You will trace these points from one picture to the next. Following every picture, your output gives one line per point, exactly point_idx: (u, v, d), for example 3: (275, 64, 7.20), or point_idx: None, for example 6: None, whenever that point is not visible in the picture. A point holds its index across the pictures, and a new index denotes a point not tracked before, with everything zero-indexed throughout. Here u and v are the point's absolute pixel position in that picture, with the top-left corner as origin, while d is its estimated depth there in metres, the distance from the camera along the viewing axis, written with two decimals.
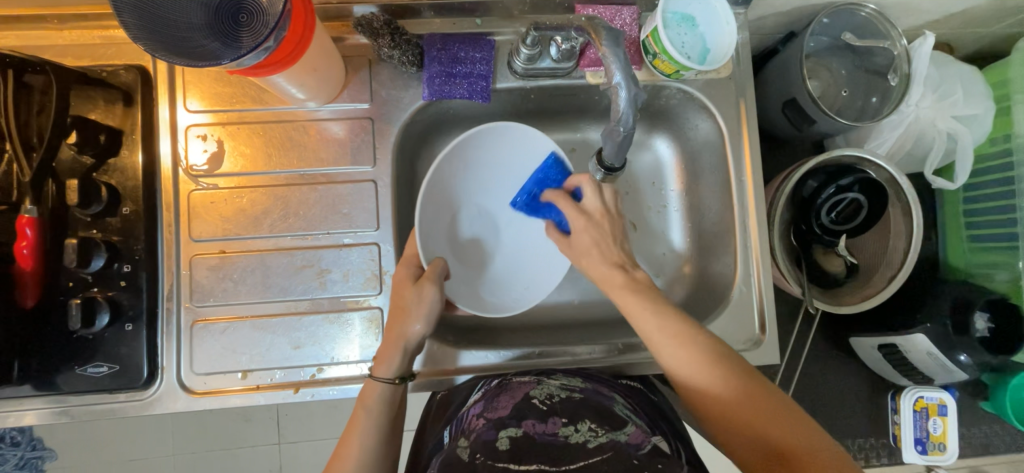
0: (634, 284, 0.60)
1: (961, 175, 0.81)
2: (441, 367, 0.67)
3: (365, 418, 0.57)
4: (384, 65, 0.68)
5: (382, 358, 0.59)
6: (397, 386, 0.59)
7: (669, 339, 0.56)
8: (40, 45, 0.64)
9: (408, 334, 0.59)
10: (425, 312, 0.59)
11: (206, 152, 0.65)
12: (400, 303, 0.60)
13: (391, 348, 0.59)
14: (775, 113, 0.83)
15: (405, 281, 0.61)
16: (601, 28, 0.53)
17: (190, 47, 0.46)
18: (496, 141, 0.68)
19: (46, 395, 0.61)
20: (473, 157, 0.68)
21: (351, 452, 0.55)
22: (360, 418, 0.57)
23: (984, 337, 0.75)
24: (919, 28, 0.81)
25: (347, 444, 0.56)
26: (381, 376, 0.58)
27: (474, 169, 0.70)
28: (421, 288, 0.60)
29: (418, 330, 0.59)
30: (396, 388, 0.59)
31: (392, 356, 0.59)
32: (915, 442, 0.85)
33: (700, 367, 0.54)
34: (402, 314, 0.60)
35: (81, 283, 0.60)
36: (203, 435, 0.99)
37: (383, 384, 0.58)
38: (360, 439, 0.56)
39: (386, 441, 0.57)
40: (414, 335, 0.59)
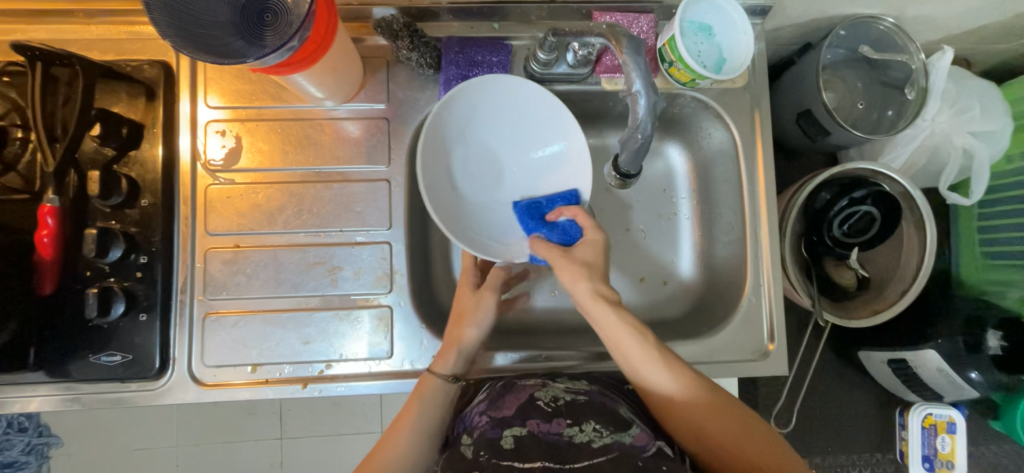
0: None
1: (976, 191, 0.80)
2: (455, 369, 0.67)
3: (420, 408, 0.58)
4: (401, 66, 0.68)
5: (442, 357, 0.60)
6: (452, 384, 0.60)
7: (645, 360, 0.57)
8: (68, 38, 0.66)
9: (465, 338, 0.62)
10: (481, 318, 0.63)
11: (224, 147, 0.66)
12: (460, 309, 0.64)
13: (449, 349, 0.61)
14: (789, 124, 0.82)
15: (467, 287, 0.66)
16: (622, 36, 0.54)
17: (215, 44, 0.47)
18: (510, 96, 0.65)
19: (59, 382, 0.62)
20: (479, 105, 0.65)
21: (404, 444, 0.55)
22: (414, 406, 0.58)
23: (997, 355, 0.74)
24: (937, 42, 0.81)
25: (396, 435, 0.56)
26: (441, 373, 0.60)
27: (479, 121, 0.67)
28: (479, 297, 0.65)
29: (475, 337, 0.62)
30: (451, 386, 0.60)
31: (449, 356, 0.61)
32: (923, 459, 0.83)
33: (671, 383, 0.56)
34: (459, 318, 0.63)
35: (99, 273, 0.61)
36: (208, 427, 1.00)
37: (439, 381, 0.59)
38: (412, 430, 0.56)
39: (438, 434, 0.58)
40: (469, 340, 0.62)
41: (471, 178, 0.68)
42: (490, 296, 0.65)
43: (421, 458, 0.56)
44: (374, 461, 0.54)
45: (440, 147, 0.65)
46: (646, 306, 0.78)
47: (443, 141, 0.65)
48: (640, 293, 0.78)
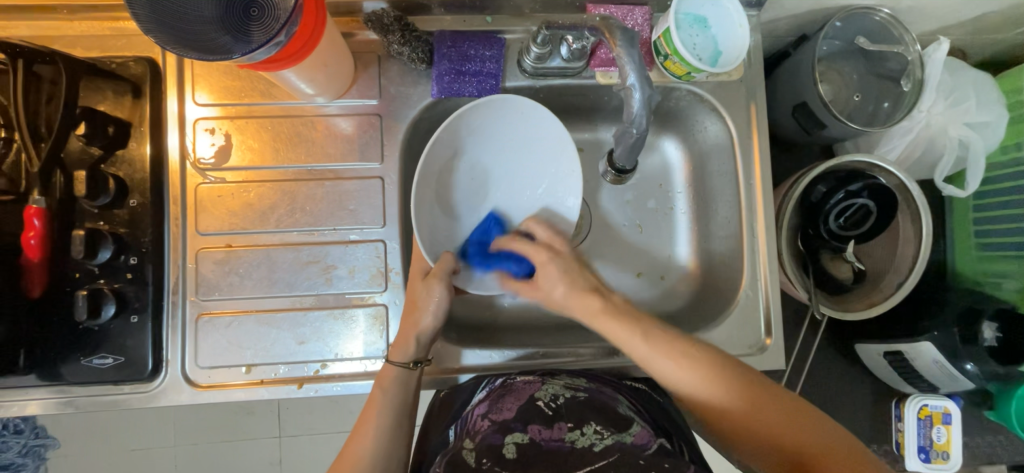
0: (614, 309, 0.59)
1: (972, 181, 0.80)
2: (449, 366, 0.67)
3: (381, 401, 0.58)
4: (393, 61, 0.67)
5: (398, 345, 0.60)
6: (411, 371, 0.61)
7: (663, 359, 0.56)
8: (51, 35, 0.64)
9: (420, 326, 0.61)
10: (436, 306, 0.61)
11: (214, 145, 0.65)
12: (412, 298, 0.61)
13: (406, 337, 0.60)
14: (785, 117, 0.82)
15: (417, 274, 0.63)
16: (616, 28, 0.53)
17: (200, 40, 0.46)
18: (530, 125, 0.67)
19: (51, 386, 0.61)
20: (495, 126, 0.67)
21: (365, 440, 0.57)
22: (375, 400, 0.59)
23: (993, 345, 0.75)
24: (933, 33, 0.80)
25: (363, 430, 0.58)
26: (397, 361, 0.60)
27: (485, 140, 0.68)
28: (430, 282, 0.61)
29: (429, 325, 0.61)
30: (410, 372, 0.60)
31: (408, 344, 0.60)
32: (918, 450, 0.84)
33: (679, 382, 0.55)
34: (414, 308, 0.61)
35: (88, 275, 0.60)
36: (205, 428, 0.99)
37: (397, 369, 0.60)
38: (374, 426, 0.57)
39: (400, 426, 0.59)
40: (426, 328, 0.61)
41: (464, 193, 0.70)
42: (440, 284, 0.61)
43: (381, 452, 0.57)
44: (344, 462, 0.56)
45: (445, 157, 0.66)
46: (643, 300, 0.78)
47: (452, 150, 0.67)
48: (637, 288, 0.78)
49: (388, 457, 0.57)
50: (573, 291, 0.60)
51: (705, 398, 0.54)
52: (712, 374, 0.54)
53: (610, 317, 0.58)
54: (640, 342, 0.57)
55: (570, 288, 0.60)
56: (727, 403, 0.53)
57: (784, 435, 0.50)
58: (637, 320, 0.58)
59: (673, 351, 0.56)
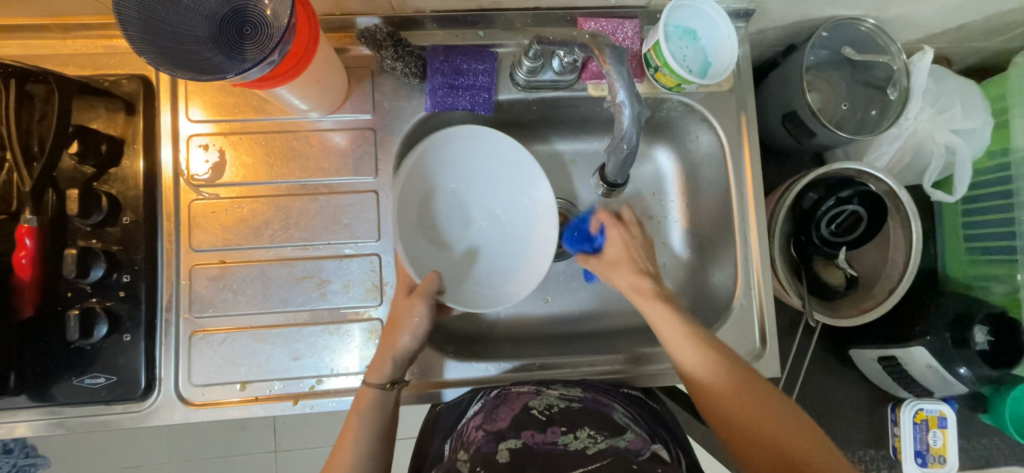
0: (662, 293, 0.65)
1: (959, 188, 0.81)
2: (429, 380, 0.67)
3: (356, 426, 0.57)
4: (387, 76, 0.68)
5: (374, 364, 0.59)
6: (388, 392, 0.59)
7: (674, 327, 0.61)
8: (43, 54, 0.64)
9: (397, 346, 0.60)
10: (416, 326, 0.60)
11: (208, 162, 0.65)
12: (392, 316, 0.61)
13: (382, 357, 0.59)
14: (775, 125, 0.83)
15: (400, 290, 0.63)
16: (605, 46, 0.53)
17: (193, 58, 0.46)
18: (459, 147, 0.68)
19: (42, 406, 0.60)
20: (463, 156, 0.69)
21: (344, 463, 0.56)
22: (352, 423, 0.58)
23: (985, 350, 0.75)
24: (917, 42, 0.82)
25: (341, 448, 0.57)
26: (374, 381, 0.59)
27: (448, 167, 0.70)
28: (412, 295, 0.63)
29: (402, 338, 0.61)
30: (387, 393, 0.59)
31: (384, 363, 0.59)
32: (916, 455, 0.84)
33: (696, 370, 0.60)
34: (394, 326, 0.61)
35: (80, 293, 0.59)
36: (199, 444, 0.98)
37: (373, 390, 0.59)
38: (351, 450, 0.56)
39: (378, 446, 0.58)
40: (404, 347, 0.60)
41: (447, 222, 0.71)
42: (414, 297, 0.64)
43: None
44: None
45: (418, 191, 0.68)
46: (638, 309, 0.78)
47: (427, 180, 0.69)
48: None
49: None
50: (632, 272, 0.66)
51: (691, 369, 0.60)
52: (704, 346, 0.60)
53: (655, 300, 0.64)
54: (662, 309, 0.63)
55: (629, 269, 0.67)
56: (722, 384, 0.58)
57: (751, 411, 0.55)
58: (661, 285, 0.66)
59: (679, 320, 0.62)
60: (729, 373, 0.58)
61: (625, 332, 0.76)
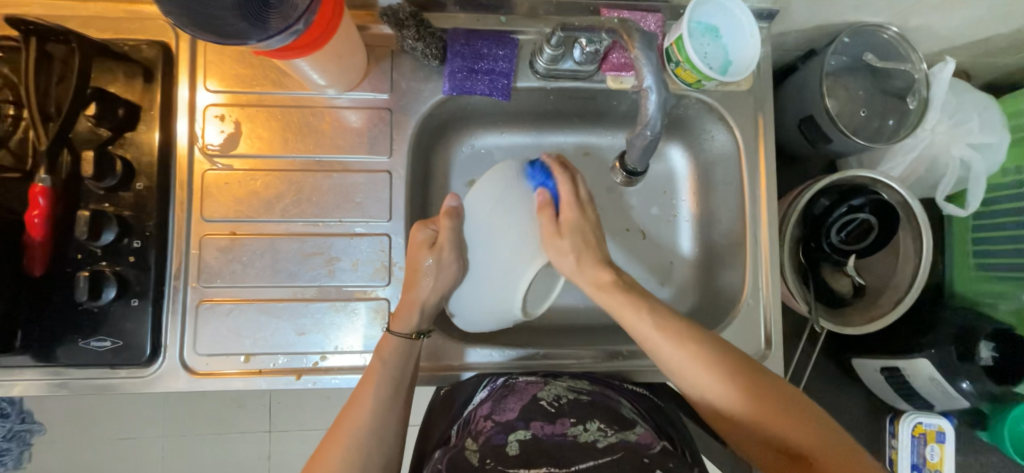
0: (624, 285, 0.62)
1: (972, 201, 0.81)
2: (440, 363, 0.67)
3: (380, 372, 0.59)
4: (406, 57, 0.68)
5: (400, 316, 0.61)
6: (414, 342, 0.61)
7: (661, 339, 0.58)
8: (64, 16, 0.64)
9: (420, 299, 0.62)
10: (438, 284, 0.62)
11: (223, 133, 0.65)
12: (415, 267, 0.62)
13: (409, 308, 0.61)
14: (791, 129, 0.83)
15: (421, 245, 0.62)
16: (634, 31, 0.51)
17: (219, 25, 0.46)
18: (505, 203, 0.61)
19: (45, 367, 0.60)
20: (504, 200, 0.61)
21: (337, 446, 0.55)
22: (374, 371, 0.59)
23: (989, 365, 0.75)
24: (939, 54, 0.81)
25: (363, 392, 0.58)
26: (398, 331, 0.61)
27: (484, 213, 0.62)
28: (438, 254, 0.61)
29: (430, 290, 0.62)
30: (412, 343, 0.61)
31: (409, 316, 0.61)
32: (912, 468, 0.85)
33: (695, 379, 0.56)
34: (413, 277, 0.62)
35: (91, 256, 0.59)
36: (196, 419, 0.98)
37: (400, 339, 0.60)
38: (371, 396, 0.57)
39: (397, 398, 0.59)
40: (424, 301, 0.62)
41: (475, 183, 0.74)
42: (451, 253, 0.61)
43: (379, 425, 0.57)
44: (338, 432, 0.56)
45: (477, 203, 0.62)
46: None
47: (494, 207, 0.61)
48: None
49: (381, 431, 0.57)
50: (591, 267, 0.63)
51: (692, 382, 0.56)
52: (699, 356, 0.56)
53: (627, 302, 0.60)
54: (648, 327, 0.59)
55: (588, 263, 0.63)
56: (717, 391, 0.55)
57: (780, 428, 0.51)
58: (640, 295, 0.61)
59: (676, 338, 0.57)
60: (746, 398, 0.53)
61: None
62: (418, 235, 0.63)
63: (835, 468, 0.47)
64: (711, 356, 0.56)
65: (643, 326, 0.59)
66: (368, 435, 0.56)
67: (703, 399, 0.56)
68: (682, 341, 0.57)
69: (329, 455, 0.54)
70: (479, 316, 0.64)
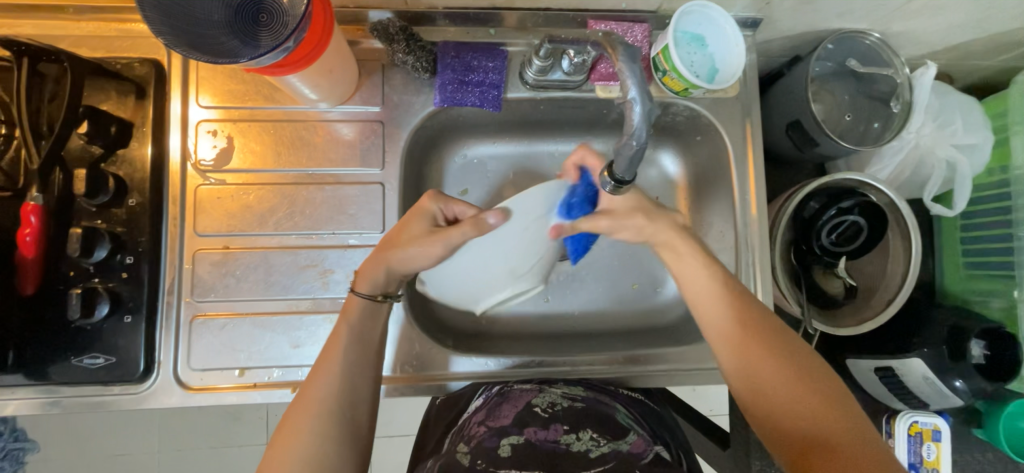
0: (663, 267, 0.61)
1: (959, 202, 0.82)
2: (425, 374, 0.66)
3: (343, 334, 0.57)
4: (397, 70, 0.68)
5: (365, 276, 0.59)
6: (380, 303, 0.60)
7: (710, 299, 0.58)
8: (57, 35, 0.65)
9: (392, 259, 0.60)
10: (432, 249, 0.60)
11: (215, 148, 0.65)
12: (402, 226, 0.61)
13: (376, 265, 0.60)
14: (779, 134, 0.84)
15: (423, 218, 0.61)
16: (618, 44, 0.51)
17: (209, 42, 0.47)
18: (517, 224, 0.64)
19: (38, 385, 0.60)
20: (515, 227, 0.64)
21: (304, 416, 0.53)
22: (340, 334, 0.58)
23: (980, 363, 0.76)
24: (921, 58, 0.83)
25: (321, 365, 0.56)
26: (363, 291, 0.59)
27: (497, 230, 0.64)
28: (430, 244, 0.60)
29: (414, 261, 0.60)
30: (378, 305, 0.60)
31: (375, 274, 0.59)
32: (910, 467, 0.85)
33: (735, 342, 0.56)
34: (393, 240, 0.60)
35: (83, 273, 0.59)
36: (192, 433, 0.97)
37: (362, 299, 0.59)
38: (336, 363, 0.56)
39: (363, 365, 0.57)
40: (403, 260, 0.60)
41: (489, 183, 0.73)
42: (440, 248, 0.60)
43: (346, 393, 0.55)
44: (305, 400, 0.54)
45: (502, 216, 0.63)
46: (639, 311, 0.78)
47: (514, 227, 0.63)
48: (634, 299, 0.79)
49: (349, 398, 0.55)
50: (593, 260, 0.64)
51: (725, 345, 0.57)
52: (742, 321, 0.56)
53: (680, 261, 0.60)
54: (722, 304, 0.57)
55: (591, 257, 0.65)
56: (751, 358, 0.55)
57: (799, 409, 0.52)
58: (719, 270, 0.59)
59: (728, 302, 0.57)
60: (796, 385, 0.53)
61: (623, 335, 0.76)
62: (427, 206, 0.61)
63: (843, 452, 0.48)
64: (755, 321, 0.56)
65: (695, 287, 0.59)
66: (334, 402, 0.54)
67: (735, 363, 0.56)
68: (728, 304, 0.57)
69: (298, 422, 0.52)
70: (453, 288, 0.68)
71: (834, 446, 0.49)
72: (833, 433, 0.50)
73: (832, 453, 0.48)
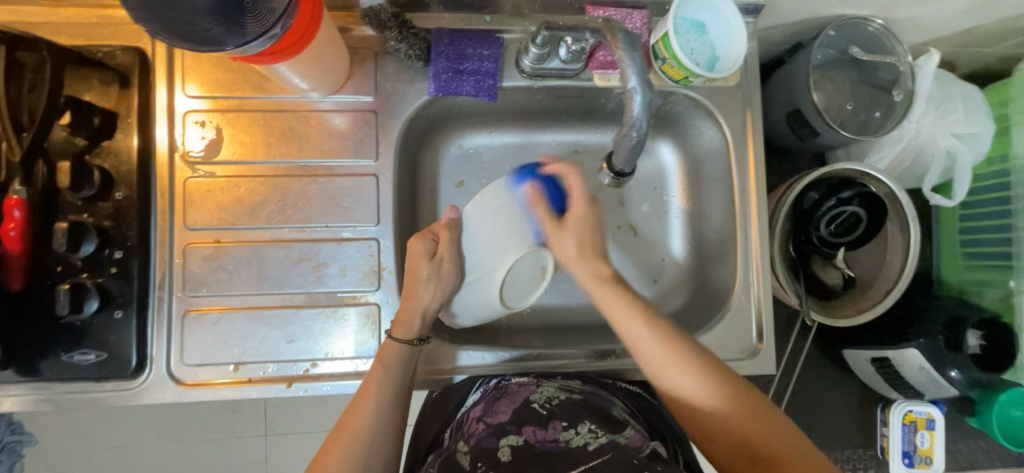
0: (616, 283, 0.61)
1: (959, 192, 0.81)
2: (434, 366, 0.66)
3: (381, 377, 0.58)
4: (390, 58, 0.67)
5: (402, 322, 0.60)
6: (415, 348, 0.61)
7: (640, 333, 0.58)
8: (37, 22, 0.62)
9: (420, 301, 0.61)
10: (440, 283, 0.61)
11: (204, 139, 0.63)
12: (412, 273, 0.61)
13: (410, 314, 0.61)
14: (779, 123, 0.83)
15: (420, 256, 0.61)
16: (618, 31, 0.51)
17: (193, 30, 0.45)
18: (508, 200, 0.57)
19: (29, 382, 0.59)
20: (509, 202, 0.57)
21: (340, 452, 0.54)
22: (375, 375, 0.58)
23: (976, 353, 0.76)
24: (924, 45, 0.81)
25: (362, 400, 0.57)
26: (400, 338, 0.60)
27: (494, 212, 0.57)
28: (437, 265, 0.61)
29: (431, 297, 0.61)
30: (414, 350, 0.60)
31: (412, 322, 0.61)
32: (903, 455, 0.85)
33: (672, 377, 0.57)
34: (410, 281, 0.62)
35: (70, 268, 0.58)
36: (188, 426, 0.96)
37: (401, 345, 0.60)
38: (373, 400, 0.57)
39: (398, 401, 0.58)
40: (428, 303, 0.61)
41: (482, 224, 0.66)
42: (452, 265, 0.61)
43: (382, 429, 0.56)
44: (341, 434, 0.55)
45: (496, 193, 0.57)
46: None
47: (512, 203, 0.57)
48: None
49: (383, 431, 0.56)
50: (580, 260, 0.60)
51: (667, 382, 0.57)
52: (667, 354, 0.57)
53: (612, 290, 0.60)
54: (641, 331, 0.58)
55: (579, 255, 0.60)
56: (686, 390, 0.56)
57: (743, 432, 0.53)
58: (630, 298, 0.60)
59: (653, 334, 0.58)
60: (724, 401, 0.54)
61: None
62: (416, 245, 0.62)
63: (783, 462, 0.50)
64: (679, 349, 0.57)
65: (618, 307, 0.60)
66: (369, 440, 0.55)
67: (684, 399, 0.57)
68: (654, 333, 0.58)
69: (330, 454, 0.54)
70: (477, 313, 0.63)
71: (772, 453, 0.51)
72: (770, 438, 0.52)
73: (772, 457, 0.51)
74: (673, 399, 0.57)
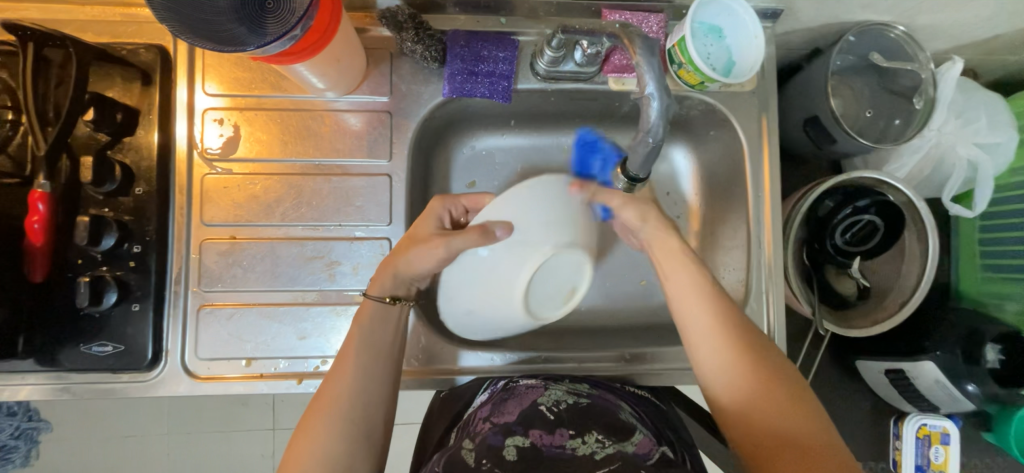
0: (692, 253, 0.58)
1: (981, 203, 0.79)
2: (439, 366, 0.67)
3: (358, 339, 0.56)
4: (405, 59, 0.67)
5: (377, 280, 0.59)
6: (391, 306, 0.59)
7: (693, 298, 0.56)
8: (62, 20, 0.64)
9: (405, 267, 0.58)
10: (436, 255, 0.57)
11: (222, 136, 0.64)
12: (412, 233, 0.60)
13: (383, 271, 0.58)
14: (795, 131, 0.82)
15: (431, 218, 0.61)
16: (636, 36, 0.50)
17: (216, 30, 0.46)
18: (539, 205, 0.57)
19: (49, 372, 0.60)
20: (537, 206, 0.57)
21: (322, 424, 0.52)
22: (352, 338, 0.57)
23: (995, 368, 0.74)
24: (946, 52, 0.80)
25: (341, 369, 0.55)
26: (374, 295, 0.58)
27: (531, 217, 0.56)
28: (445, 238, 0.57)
29: (424, 263, 0.58)
30: (390, 308, 0.59)
31: (385, 278, 0.58)
32: (917, 469, 0.84)
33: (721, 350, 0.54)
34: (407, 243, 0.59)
35: (90, 261, 0.59)
36: (200, 417, 0.98)
37: (376, 303, 0.58)
38: (352, 367, 0.55)
39: (374, 365, 0.56)
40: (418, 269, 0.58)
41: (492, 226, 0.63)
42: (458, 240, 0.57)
43: (362, 397, 0.54)
44: (321, 403, 0.53)
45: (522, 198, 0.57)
46: (645, 308, 0.77)
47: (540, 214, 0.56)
48: (641, 296, 0.78)
49: (365, 399, 0.54)
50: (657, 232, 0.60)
51: (711, 356, 0.54)
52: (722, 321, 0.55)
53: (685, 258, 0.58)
54: (702, 310, 0.55)
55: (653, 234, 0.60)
56: (727, 361, 0.53)
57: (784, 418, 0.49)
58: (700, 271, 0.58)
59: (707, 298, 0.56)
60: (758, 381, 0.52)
61: (628, 331, 0.76)
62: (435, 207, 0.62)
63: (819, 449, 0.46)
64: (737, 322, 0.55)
65: (680, 273, 0.58)
66: (349, 406, 0.53)
67: (729, 383, 0.53)
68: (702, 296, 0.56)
69: (313, 424, 0.52)
70: (489, 319, 0.62)
71: (808, 453, 0.46)
72: (802, 433, 0.48)
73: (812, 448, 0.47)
74: (722, 382, 0.53)
